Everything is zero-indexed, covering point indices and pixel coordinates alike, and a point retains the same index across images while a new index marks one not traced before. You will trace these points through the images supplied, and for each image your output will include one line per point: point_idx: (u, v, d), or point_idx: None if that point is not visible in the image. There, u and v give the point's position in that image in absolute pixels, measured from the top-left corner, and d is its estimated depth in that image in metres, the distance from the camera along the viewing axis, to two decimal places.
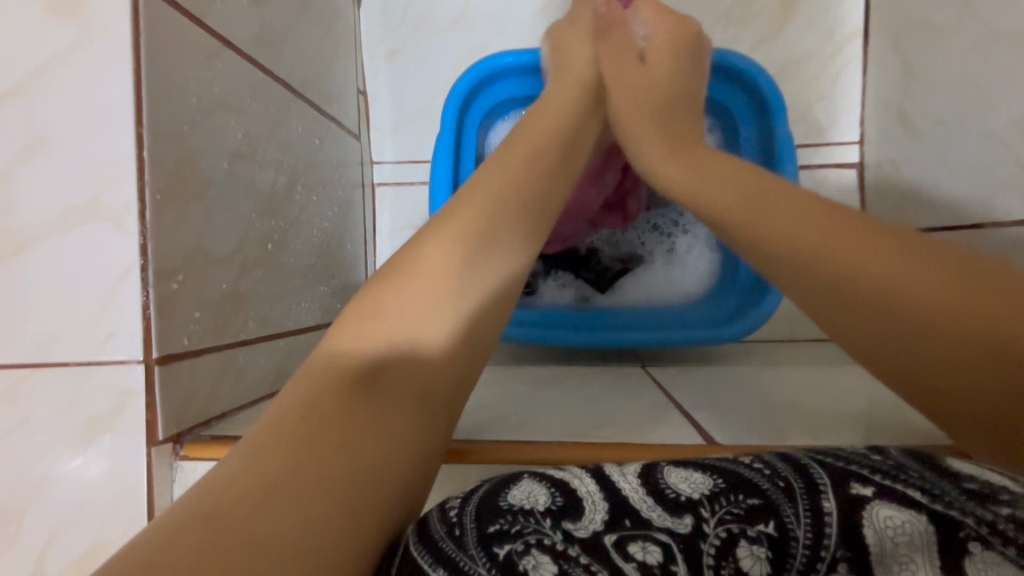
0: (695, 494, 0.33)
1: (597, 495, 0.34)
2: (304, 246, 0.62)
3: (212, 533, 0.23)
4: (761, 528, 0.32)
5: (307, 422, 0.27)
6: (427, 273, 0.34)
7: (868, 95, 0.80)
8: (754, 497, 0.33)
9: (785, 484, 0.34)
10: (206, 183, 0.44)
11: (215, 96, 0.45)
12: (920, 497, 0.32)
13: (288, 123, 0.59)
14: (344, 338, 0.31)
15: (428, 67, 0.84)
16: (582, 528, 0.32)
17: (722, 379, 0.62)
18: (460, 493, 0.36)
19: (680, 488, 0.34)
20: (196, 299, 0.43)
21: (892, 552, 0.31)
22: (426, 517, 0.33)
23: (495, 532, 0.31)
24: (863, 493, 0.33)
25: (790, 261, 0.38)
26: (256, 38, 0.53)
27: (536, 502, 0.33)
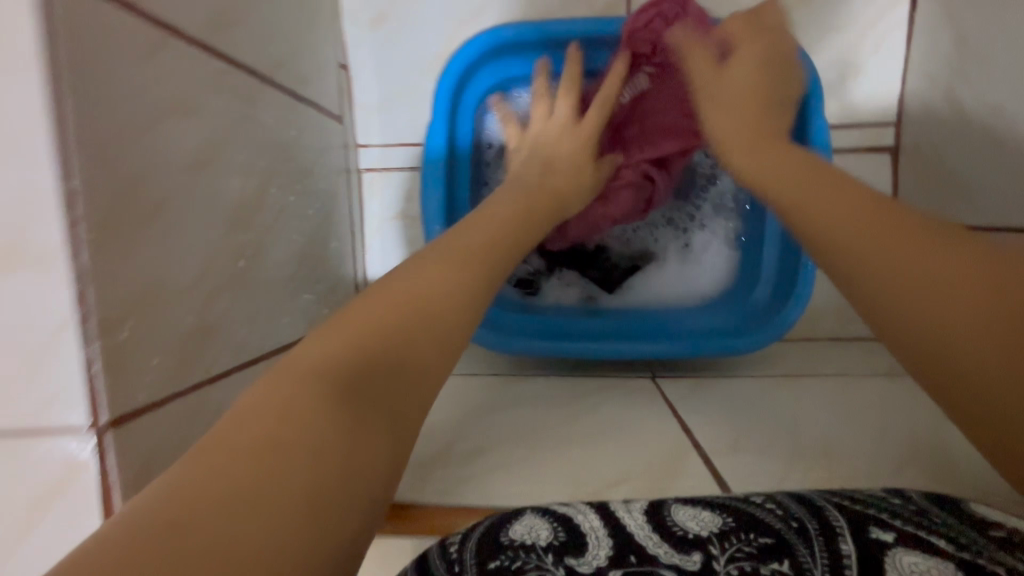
0: (703, 532, 0.36)
1: (601, 532, 0.36)
2: (282, 254, 0.56)
3: (166, 544, 0.21)
4: (774, 566, 0.33)
5: (284, 424, 0.26)
6: (415, 303, 0.35)
7: (911, 69, 0.72)
8: (766, 536, 0.35)
9: (799, 525, 0.35)
10: (159, 205, 0.38)
11: (161, 99, 0.38)
12: (947, 545, 0.33)
13: (256, 117, 0.51)
14: (333, 349, 0.31)
15: (416, 36, 0.75)
16: (585, 563, 0.34)
17: (738, 393, 0.58)
18: (461, 530, 0.38)
19: (689, 525, 0.36)
20: (153, 344, 0.37)
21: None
22: (427, 552, 0.36)
23: (495, 568, 0.34)
24: (883, 538, 0.34)
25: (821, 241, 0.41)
26: (211, 19, 0.44)
27: (537, 537, 0.36)
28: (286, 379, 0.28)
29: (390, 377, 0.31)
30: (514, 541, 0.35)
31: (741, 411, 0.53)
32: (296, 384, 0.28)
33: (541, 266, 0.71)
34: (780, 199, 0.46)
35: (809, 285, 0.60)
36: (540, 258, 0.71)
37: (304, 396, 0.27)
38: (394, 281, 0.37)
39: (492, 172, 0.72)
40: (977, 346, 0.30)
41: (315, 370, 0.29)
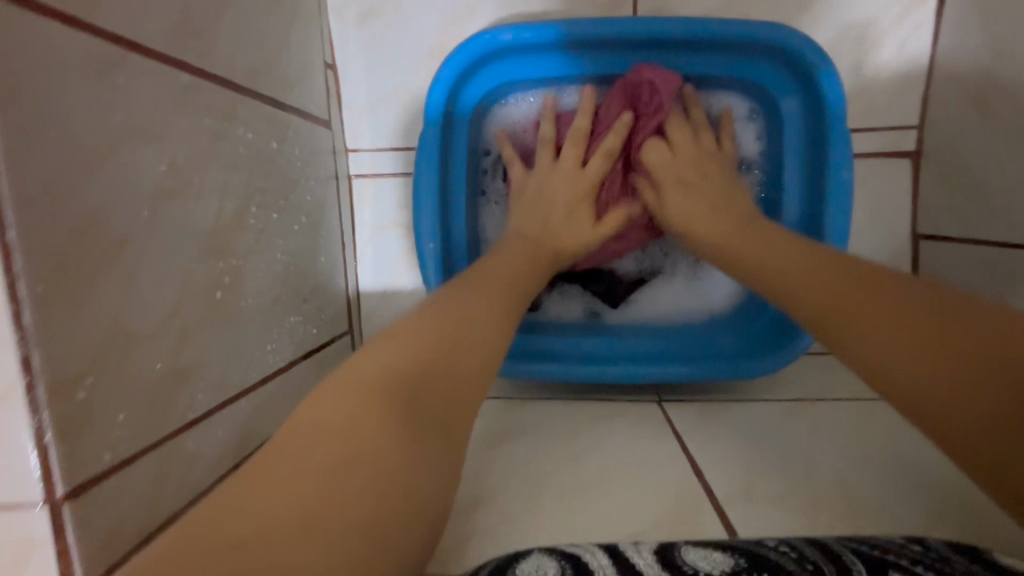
0: (714, 570, 0.33)
1: (609, 571, 0.33)
2: (265, 278, 0.52)
3: (242, 543, 0.25)
4: None
5: (347, 448, 0.31)
6: (450, 355, 0.41)
7: (937, 69, 0.67)
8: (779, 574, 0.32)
9: (813, 567, 0.32)
10: (120, 246, 0.34)
11: (118, 127, 0.34)
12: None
13: (234, 133, 0.47)
14: (388, 389, 0.35)
15: (408, 34, 0.70)
16: None
17: (750, 421, 0.54)
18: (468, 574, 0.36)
19: (700, 565, 0.33)
20: (117, 400, 0.34)
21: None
22: None
23: None
24: None
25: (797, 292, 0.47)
26: (175, 29, 0.40)
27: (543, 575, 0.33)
28: (339, 398, 0.33)
29: (426, 397, 0.37)
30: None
31: (754, 445, 0.50)
32: (352, 400, 0.33)
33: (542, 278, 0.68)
34: (745, 252, 0.53)
35: None
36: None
37: (361, 411, 0.33)
38: (404, 325, 0.42)
39: (489, 188, 0.69)
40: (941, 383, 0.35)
41: (365, 390, 0.34)
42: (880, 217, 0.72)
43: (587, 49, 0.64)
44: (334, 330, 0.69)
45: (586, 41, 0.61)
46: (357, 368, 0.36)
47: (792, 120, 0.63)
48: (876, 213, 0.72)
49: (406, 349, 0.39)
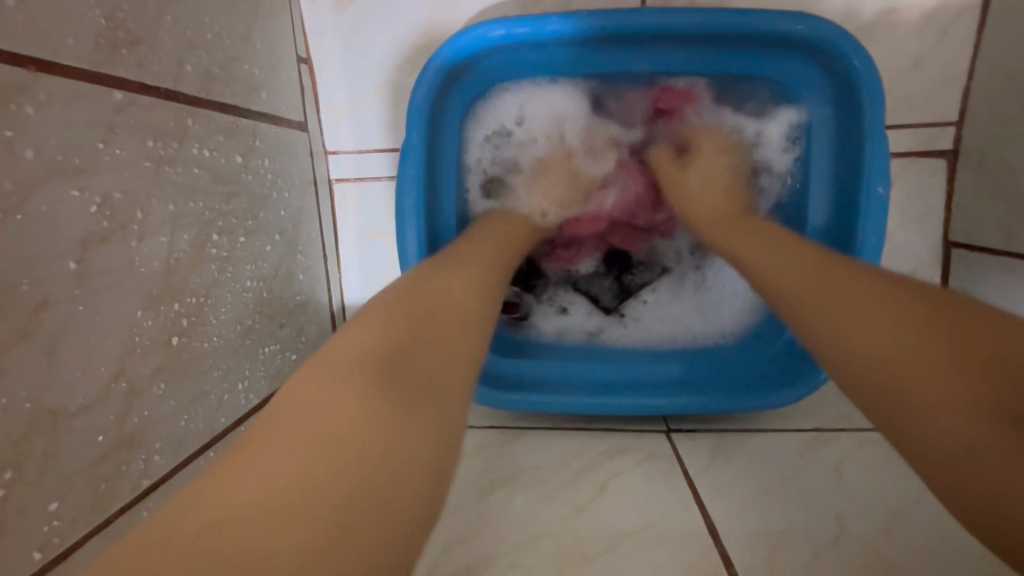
0: None
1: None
2: (233, 310, 0.47)
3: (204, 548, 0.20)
4: None
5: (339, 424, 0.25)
6: (456, 317, 0.37)
7: (982, 61, 0.59)
8: None
9: None
10: (38, 310, 0.29)
11: (28, 167, 0.29)
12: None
13: (185, 153, 0.41)
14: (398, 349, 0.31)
15: (390, 24, 0.63)
16: None
17: (768, 459, 0.50)
18: None
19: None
20: (46, 488, 0.29)
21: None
22: None
23: None
24: None
25: (784, 300, 0.43)
26: (103, 38, 0.34)
27: None
28: (314, 373, 0.28)
29: (429, 365, 0.31)
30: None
31: (773, 493, 0.46)
32: (349, 370, 0.28)
33: (533, 289, 0.66)
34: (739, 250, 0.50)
35: None
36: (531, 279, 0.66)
37: (356, 383, 0.28)
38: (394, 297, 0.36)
39: (479, 184, 0.65)
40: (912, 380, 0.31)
41: (349, 360, 0.29)
42: (907, 224, 0.66)
43: (592, 44, 0.57)
44: (317, 352, 0.64)
45: (594, 38, 0.54)
46: (345, 340, 0.31)
47: (823, 132, 0.58)
48: (904, 219, 0.66)
49: (396, 320, 0.33)
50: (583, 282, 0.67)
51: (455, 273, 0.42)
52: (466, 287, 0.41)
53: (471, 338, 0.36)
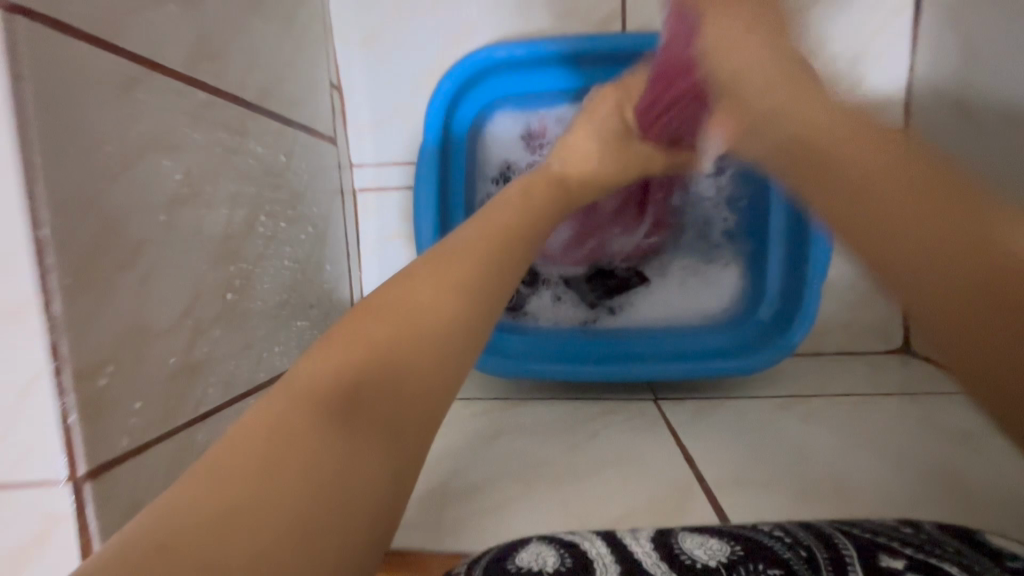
0: (712, 561, 0.36)
1: (608, 558, 0.36)
2: (274, 283, 0.55)
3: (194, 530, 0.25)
4: None
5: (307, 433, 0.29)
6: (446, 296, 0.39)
7: (917, 78, 0.69)
8: (773, 567, 0.35)
9: (807, 554, 0.36)
10: (139, 246, 0.37)
11: (140, 135, 0.38)
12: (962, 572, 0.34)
13: (244, 146, 0.50)
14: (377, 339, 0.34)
15: (409, 56, 0.74)
16: None
17: (745, 417, 0.55)
18: (467, 556, 0.37)
19: (697, 554, 0.36)
20: (136, 388, 0.36)
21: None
22: None
23: None
24: (893, 566, 0.35)
25: (822, 170, 0.38)
26: (193, 51, 0.44)
27: (545, 563, 0.35)
28: (292, 392, 0.31)
29: (410, 353, 0.34)
30: (519, 567, 0.35)
31: (747, 440, 0.51)
32: (327, 379, 0.32)
33: (525, 281, 0.69)
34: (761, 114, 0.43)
35: (813, 306, 0.60)
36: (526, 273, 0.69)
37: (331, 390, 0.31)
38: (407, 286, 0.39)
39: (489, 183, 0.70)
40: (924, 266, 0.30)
41: (330, 372, 0.32)
42: None
43: (579, 63, 0.68)
44: None
45: (580, 56, 0.65)
46: (349, 331, 0.34)
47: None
48: None
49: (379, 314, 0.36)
50: (573, 279, 0.69)
51: (451, 261, 0.42)
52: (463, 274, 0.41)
53: (450, 337, 0.37)
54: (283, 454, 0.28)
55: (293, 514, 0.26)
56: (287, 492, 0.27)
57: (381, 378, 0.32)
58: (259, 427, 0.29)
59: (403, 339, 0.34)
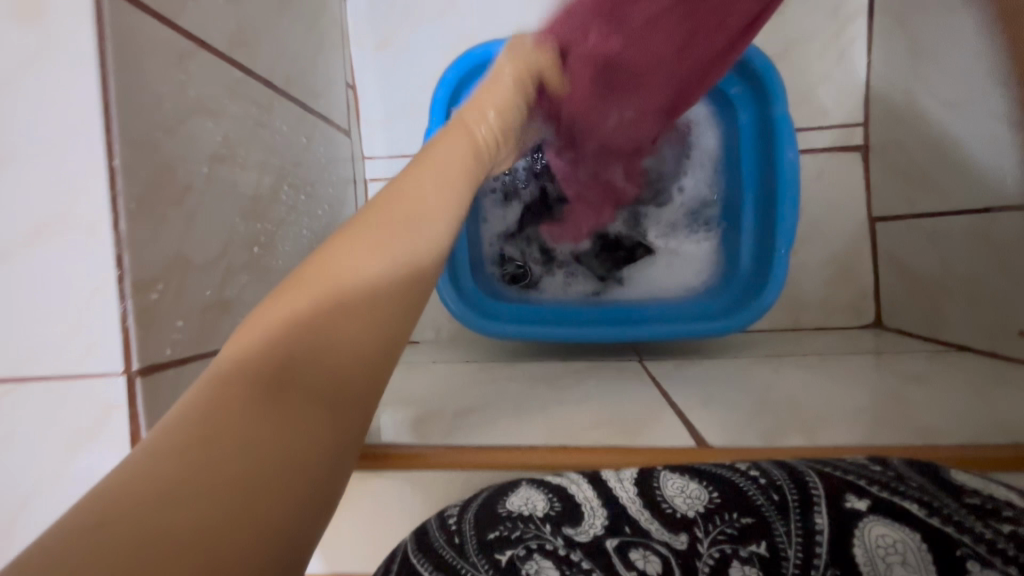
0: (690, 512, 0.42)
1: (594, 503, 0.43)
2: (294, 247, 0.61)
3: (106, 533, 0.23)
4: (752, 548, 0.40)
5: (222, 418, 0.26)
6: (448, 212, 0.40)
7: (874, 76, 0.75)
8: (747, 517, 0.41)
9: (779, 499, 0.41)
10: (186, 189, 0.43)
11: (190, 99, 0.44)
12: (921, 511, 0.39)
13: (271, 123, 0.57)
14: (331, 267, 0.32)
15: (416, 59, 0.83)
16: (583, 532, 0.42)
17: (721, 371, 0.60)
18: (461, 500, 0.46)
19: (676, 502, 0.42)
20: (179, 308, 0.42)
21: (884, 568, 0.38)
22: (427, 525, 0.45)
23: (496, 539, 0.41)
24: (858, 507, 0.40)
25: None
26: (233, 37, 0.51)
27: (535, 508, 0.43)
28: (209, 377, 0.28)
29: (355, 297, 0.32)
30: (511, 512, 0.43)
31: (720, 387, 0.56)
32: (249, 349, 0.28)
33: (539, 261, 0.76)
34: None
35: (781, 267, 0.63)
36: (539, 253, 0.76)
37: (252, 361, 0.28)
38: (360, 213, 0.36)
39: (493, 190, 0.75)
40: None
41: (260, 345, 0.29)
42: (839, 207, 0.79)
43: None
44: None
45: None
46: (309, 277, 0.32)
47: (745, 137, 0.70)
48: (835, 202, 0.79)
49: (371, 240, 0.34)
50: (584, 257, 0.75)
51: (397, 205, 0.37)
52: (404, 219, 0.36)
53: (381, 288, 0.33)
54: (197, 455, 0.25)
55: (221, 519, 0.24)
56: (200, 496, 0.24)
57: (298, 348, 0.29)
58: (171, 421, 0.27)
59: (328, 300, 0.31)
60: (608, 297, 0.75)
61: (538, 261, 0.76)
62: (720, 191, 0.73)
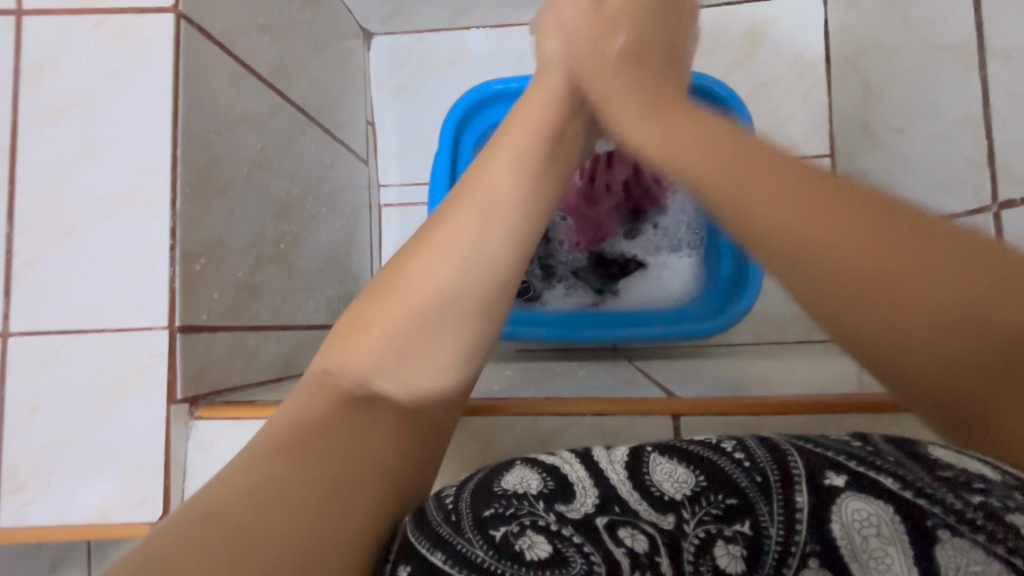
0: (677, 494, 0.34)
1: (587, 483, 0.35)
2: (314, 251, 0.68)
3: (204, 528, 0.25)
4: (737, 527, 0.32)
5: (307, 437, 0.30)
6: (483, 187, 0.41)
7: (835, 112, 0.84)
8: (732, 496, 0.33)
9: (762, 479, 0.34)
10: (229, 184, 0.51)
11: (239, 112, 0.53)
12: (892, 484, 0.31)
13: (301, 142, 0.66)
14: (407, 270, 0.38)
15: (429, 101, 0.94)
16: (574, 510, 0.33)
17: (703, 366, 0.65)
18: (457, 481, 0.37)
19: (665, 486, 0.35)
20: (216, 281, 0.48)
21: (862, 545, 0.31)
22: (421, 505, 0.33)
23: (491, 515, 0.32)
24: (836, 484, 0.32)
25: None
26: (275, 69, 0.61)
27: (529, 486, 0.34)
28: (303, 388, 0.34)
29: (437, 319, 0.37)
30: (506, 489, 0.34)
31: (701, 377, 0.60)
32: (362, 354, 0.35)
33: (540, 276, 0.81)
34: None
35: (758, 278, 0.70)
36: (541, 270, 0.81)
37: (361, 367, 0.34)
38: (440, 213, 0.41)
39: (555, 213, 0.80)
40: (927, 306, 0.24)
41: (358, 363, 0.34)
42: None
43: None
44: None
45: None
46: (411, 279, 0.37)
47: None
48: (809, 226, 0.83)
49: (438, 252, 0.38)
50: (581, 272, 0.81)
51: (448, 221, 0.39)
52: (458, 237, 0.39)
53: (448, 317, 0.37)
54: (283, 466, 0.28)
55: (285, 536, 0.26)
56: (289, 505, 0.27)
57: (373, 371, 0.34)
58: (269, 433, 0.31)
59: (396, 326, 0.35)
60: (604, 308, 0.80)
61: (540, 276, 0.81)
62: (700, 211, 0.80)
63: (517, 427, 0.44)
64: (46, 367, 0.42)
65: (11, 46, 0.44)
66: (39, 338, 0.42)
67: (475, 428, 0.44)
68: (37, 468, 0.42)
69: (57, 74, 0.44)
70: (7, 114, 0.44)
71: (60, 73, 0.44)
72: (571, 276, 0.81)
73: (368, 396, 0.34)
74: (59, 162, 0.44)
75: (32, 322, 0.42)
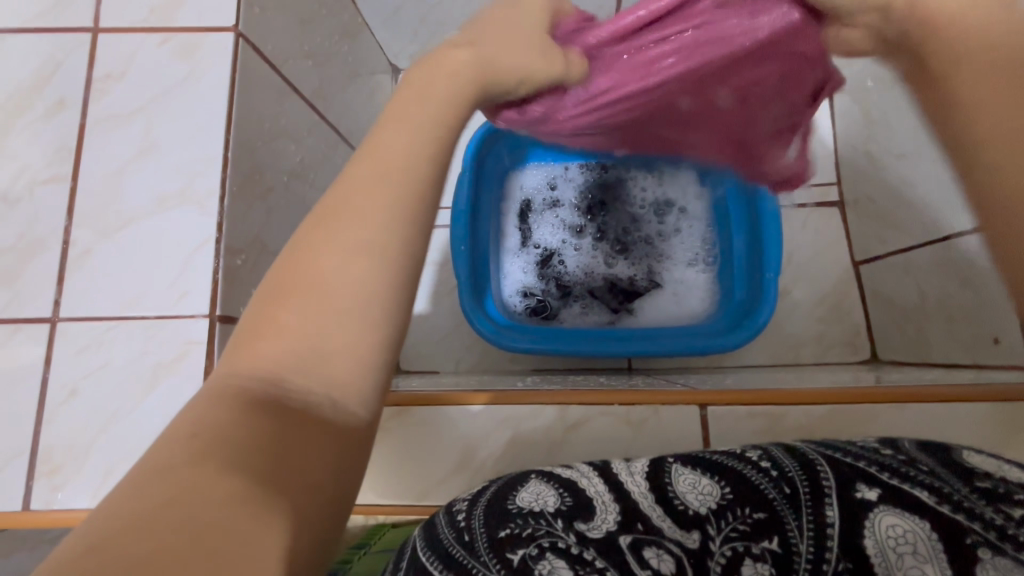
0: (702, 508, 0.34)
1: (607, 498, 0.35)
2: None
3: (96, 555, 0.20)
4: (765, 545, 0.32)
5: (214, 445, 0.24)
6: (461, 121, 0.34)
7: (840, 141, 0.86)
8: (760, 510, 0.33)
9: (790, 491, 0.34)
10: (269, 189, 0.54)
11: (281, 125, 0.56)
12: (928, 498, 0.31)
13: (334, 159, 0.70)
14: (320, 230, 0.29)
15: None
16: (595, 529, 0.33)
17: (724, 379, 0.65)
18: (469, 494, 0.38)
19: (688, 498, 0.35)
20: (254, 277, 0.50)
21: (898, 563, 0.30)
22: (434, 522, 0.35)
23: (508, 537, 0.32)
24: (868, 497, 0.33)
25: None
26: (315, 91, 0.65)
27: (545, 504, 0.35)
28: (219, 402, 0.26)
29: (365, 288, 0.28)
30: (522, 508, 0.34)
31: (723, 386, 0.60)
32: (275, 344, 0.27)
33: (557, 296, 0.83)
34: None
35: (773, 296, 0.71)
36: (557, 290, 0.83)
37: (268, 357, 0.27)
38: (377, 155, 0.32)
39: (556, 228, 0.85)
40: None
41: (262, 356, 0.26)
42: (825, 251, 0.83)
43: None
44: None
45: None
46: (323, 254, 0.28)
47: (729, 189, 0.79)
48: (821, 248, 0.84)
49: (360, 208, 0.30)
50: (597, 292, 0.83)
51: (386, 179, 0.31)
52: (392, 191, 0.31)
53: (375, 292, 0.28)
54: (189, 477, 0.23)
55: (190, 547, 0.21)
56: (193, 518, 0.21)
57: (286, 364, 0.26)
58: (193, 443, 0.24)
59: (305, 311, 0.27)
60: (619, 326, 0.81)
61: (556, 295, 0.83)
62: (710, 233, 0.82)
63: (543, 419, 0.44)
64: (89, 351, 0.44)
65: (85, 59, 0.48)
66: (85, 324, 0.44)
67: (501, 420, 0.45)
68: (71, 451, 0.43)
69: (122, 85, 0.48)
70: (74, 119, 0.47)
71: (125, 84, 0.48)
72: (586, 296, 0.83)
73: (282, 392, 0.26)
74: (117, 163, 0.47)
75: (80, 309, 0.44)
